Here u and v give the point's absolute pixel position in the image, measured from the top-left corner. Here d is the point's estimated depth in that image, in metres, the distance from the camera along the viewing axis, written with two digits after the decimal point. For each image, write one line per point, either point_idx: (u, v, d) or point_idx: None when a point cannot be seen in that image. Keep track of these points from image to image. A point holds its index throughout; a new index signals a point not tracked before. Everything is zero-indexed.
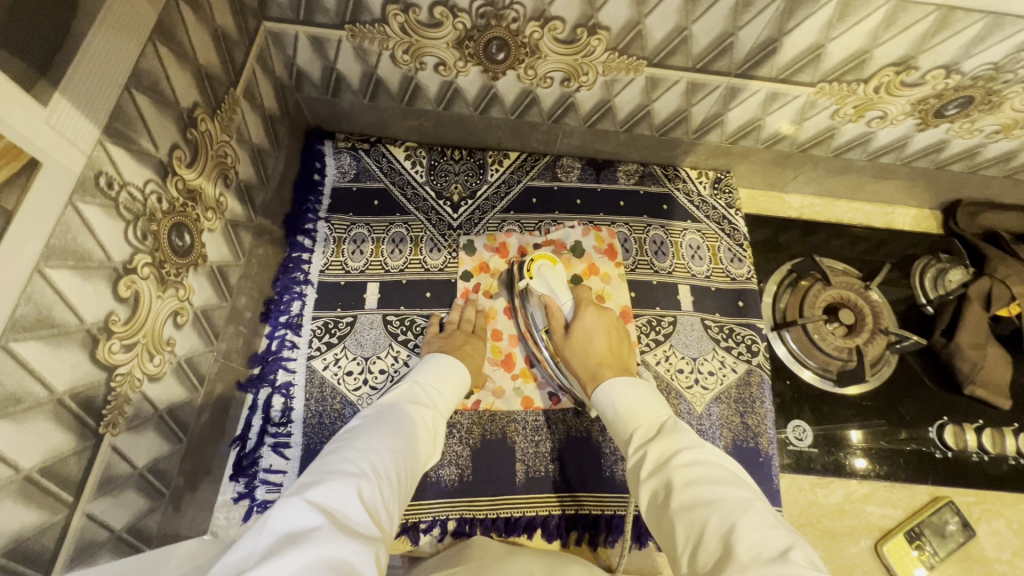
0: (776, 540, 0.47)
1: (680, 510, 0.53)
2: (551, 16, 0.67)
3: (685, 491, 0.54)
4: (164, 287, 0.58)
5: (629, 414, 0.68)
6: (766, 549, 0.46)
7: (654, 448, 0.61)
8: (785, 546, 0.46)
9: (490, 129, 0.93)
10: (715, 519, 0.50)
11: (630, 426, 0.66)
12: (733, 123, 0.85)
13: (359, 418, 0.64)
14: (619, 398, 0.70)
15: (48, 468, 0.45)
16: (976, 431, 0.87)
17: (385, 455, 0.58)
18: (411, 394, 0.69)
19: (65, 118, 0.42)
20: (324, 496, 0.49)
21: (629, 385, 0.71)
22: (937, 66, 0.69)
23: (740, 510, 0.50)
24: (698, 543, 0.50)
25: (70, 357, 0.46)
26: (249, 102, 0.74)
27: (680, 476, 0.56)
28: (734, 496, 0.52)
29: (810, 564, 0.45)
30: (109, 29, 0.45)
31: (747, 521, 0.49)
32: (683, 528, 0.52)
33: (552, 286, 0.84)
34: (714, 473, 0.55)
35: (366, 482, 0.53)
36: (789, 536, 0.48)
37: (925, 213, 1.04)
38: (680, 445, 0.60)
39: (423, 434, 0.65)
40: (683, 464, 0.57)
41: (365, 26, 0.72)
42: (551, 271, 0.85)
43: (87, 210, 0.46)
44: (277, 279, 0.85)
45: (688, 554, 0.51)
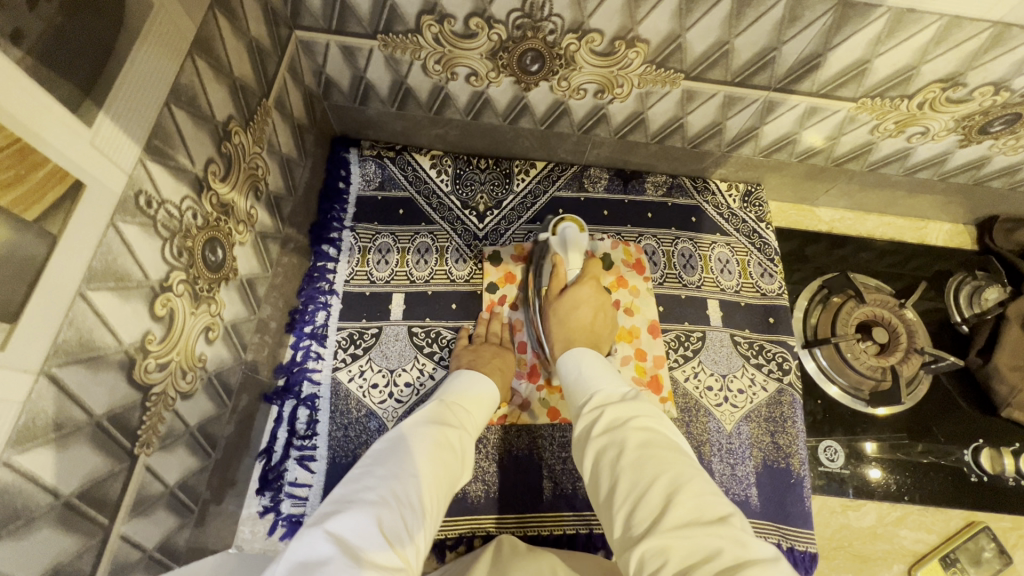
0: (717, 506, 0.48)
1: (627, 468, 0.52)
2: (589, 28, 0.66)
3: (634, 451, 0.54)
4: (197, 303, 0.57)
5: (591, 380, 0.66)
6: (706, 513, 0.47)
7: (611, 411, 0.60)
8: (726, 512, 0.47)
9: (518, 139, 0.91)
10: (662, 481, 0.50)
11: (590, 390, 0.65)
12: (768, 137, 0.83)
13: (383, 439, 0.63)
14: (586, 366, 0.68)
15: (86, 492, 0.44)
16: (1013, 455, 0.84)
17: (408, 480, 0.56)
18: (438, 413, 0.67)
19: (108, 138, 0.41)
20: (345, 527, 0.49)
21: (595, 358, 0.70)
22: (986, 83, 0.67)
23: (687, 474, 0.50)
24: (638, 500, 0.50)
25: (108, 379, 0.45)
26: (280, 112, 0.73)
27: (633, 437, 0.55)
28: (682, 461, 0.52)
29: (745, 529, 0.46)
30: (151, 46, 0.44)
31: (693, 485, 0.49)
32: (625, 485, 0.52)
33: (566, 248, 0.84)
34: (668, 440, 0.55)
35: (386, 509, 0.52)
36: (729, 504, 0.49)
37: (959, 228, 1.01)
38: (638, 410, 0.59)
39: (450, 456, 0.63)
40: (637, 427, 0.56)
41: (398, 36, 0.70)
42: (574, 235, 0.84)
43: (127, 231, 0.45)
44: (302, 289, 0.84)
45: (626, 510, 0.50)
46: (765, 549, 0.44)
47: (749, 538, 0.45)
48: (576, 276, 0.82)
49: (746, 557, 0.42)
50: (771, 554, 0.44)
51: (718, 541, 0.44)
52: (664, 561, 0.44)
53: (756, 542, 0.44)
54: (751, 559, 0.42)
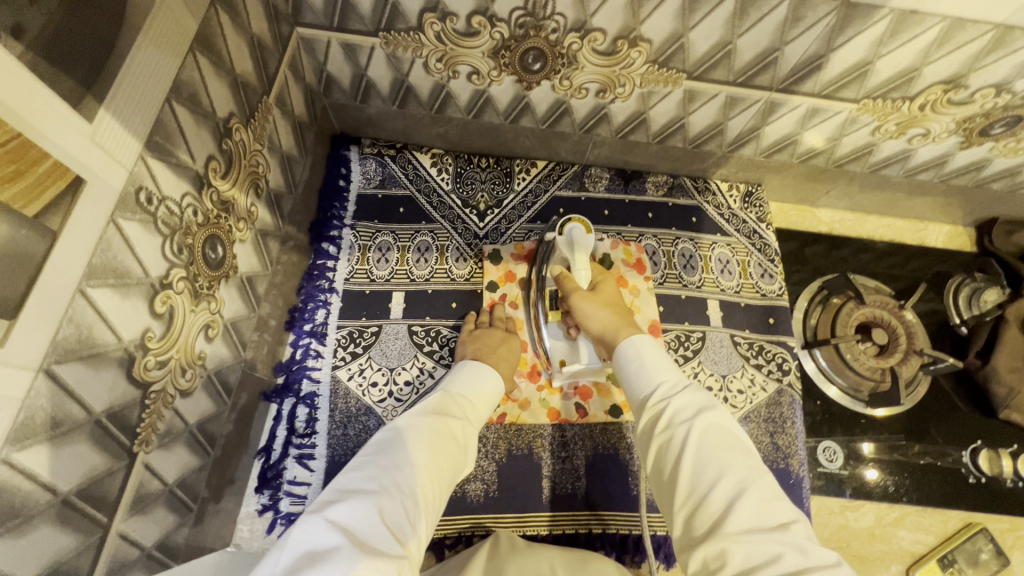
0: (779, 513, 0.49)
1: (691, 468, 0.53)
2: (592, 27, 0.66)
3: (698, 451, 0.54)
4: (197, 301, 0.57)
5: (648, 370, 0.65)
6: (769, 519, 0.48)
7: (673, 405, 0.59)
8: (788, 518, 0.48)
9: (519, 138, 0.91)
10: (725, 484, 0.51)
11: (648, 381, 0.64)
12: (769, 137, 0.83)
13: (386, 429, 0.63)
14: (644, 355, 0.67)
15: (85, 490, 0.44)
16: (1012, 457, 0.85)
17: (409, 469, 0.56)
18: (439, 404, 0.68)
19: (109, 133, 0.41)
20: (347, 515, 0.49)
21: (649, 344, 0.68)
22: (988, 85, 0.67)
23: (750, 477, 0.51)
24: (699, 503, 0.51)
25: (107, 377, 0.45)
26: (281, 109, 0.73)
27: (696, 436, 0.55)
28: (746, 462, 0.53)
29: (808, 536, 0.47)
30: (152, 41, 0.44)
31: (755, 489, 0.50)
32: (687, 485, 0.53)
33: (574, 247, 0.78)
34: (729, 439, 0.55)
35: (387, 499, 0.52)
36: (791, 509, 0.50)
37: (958, 230, 1.02)
38: (702, 405, 0.59)
39: (452, 446, 0.63)
40: (700, 425, 0.56)
41: (400, 34, 0.70)
42: (580, 237, 0.78)
43: (127, 227, 0.45)
44: (302, 287, 0.84)
45: (685, 512, 0.52)
46: (827, 554, 0.45)
47: (812, 545, 0.46)
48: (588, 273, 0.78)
49: (809, 564, 0.44)
50: (834, 559, 0.45)
51: (780, 547, 0.45)
52: (725, 564, 0.46)
53: (818, 548, 0.46)
54: (814, 566, 0.44)
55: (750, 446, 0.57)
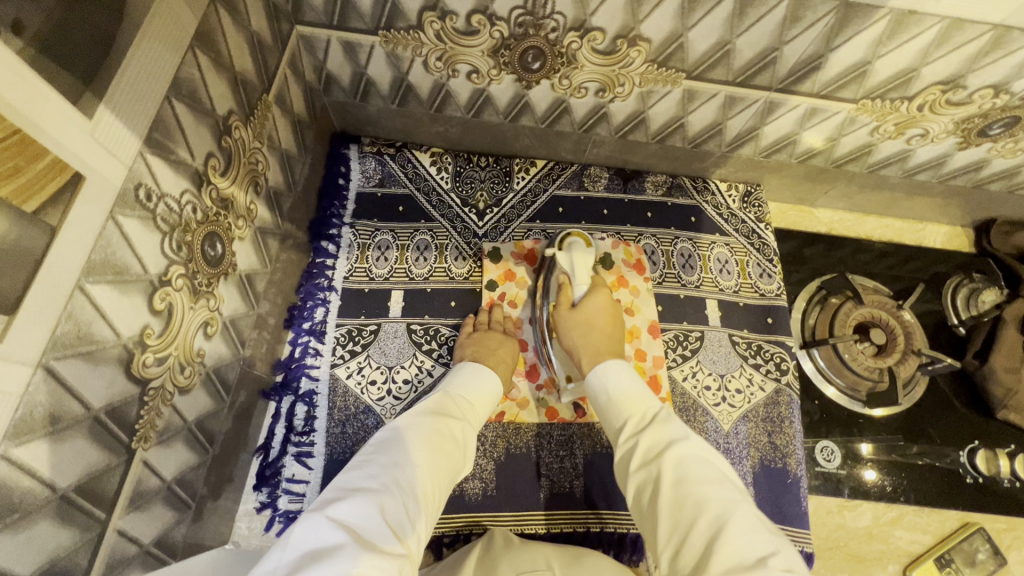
0: (760, 545, 0.48)
1: (668, 505, 0.54)
2: (591, 27, 0.66)
3: (673, 487, 0.55)
4: (196, 298, 0.57)
5: (623, 406, 0.67)
6: (749, 552, 0.47)
7: (646, 440, 0.61)
8: (768, 550, 0.47)
9: (518, 137, 0.91)
10: (703, 517, 0.51)
11: (624, 414, 0.66)
12: (768, 137, 0.84)
13: (385, 430, 0.63)
14: (615, 386, 0.69)
15: (83, 486, 0.44)
16: (1010, 457, 0.86)
17: (410, 469, 0.57)
18: (439, 404, 0.68)
19: (108, 130, 0.41)
20: (348, 514, 0.49)
21: (623, 371, 0.71)
22: (986, 86, 0.67)
23: (726, 508, 0.51)
24: (681, 540, 0.51)
25: (107, 373, 0.45)
26: (280, 107, 0.73)
27: (671, 470, 0.56)
28: (722, 492, 0.53)
29: (791, 567, 0.45)
30: (151, 38, 0.44)
31: (733, 520, 0.50)
32: (668, 523, 0.53)
33: (574, 264, 0.81)
34: (704, 470, 0.55)
35: (388, 497, 0.52)
36: (772, 540, 0.48)
37: (956, 230, 1.02)
38: (674, 438, 0.60)
39: (451, 447, 0.63)
40: (673, 459, 0.57)
41: (400, 32, 0.70)
42: (580, 251, 0.82)
43: (127, 224, 0.45)
44: (301, 285, 0.84)
45: (670, 550, 0.52)
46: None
47: None
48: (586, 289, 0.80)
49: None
50: None
51: None
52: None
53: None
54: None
55: (732, 477, 0.56)
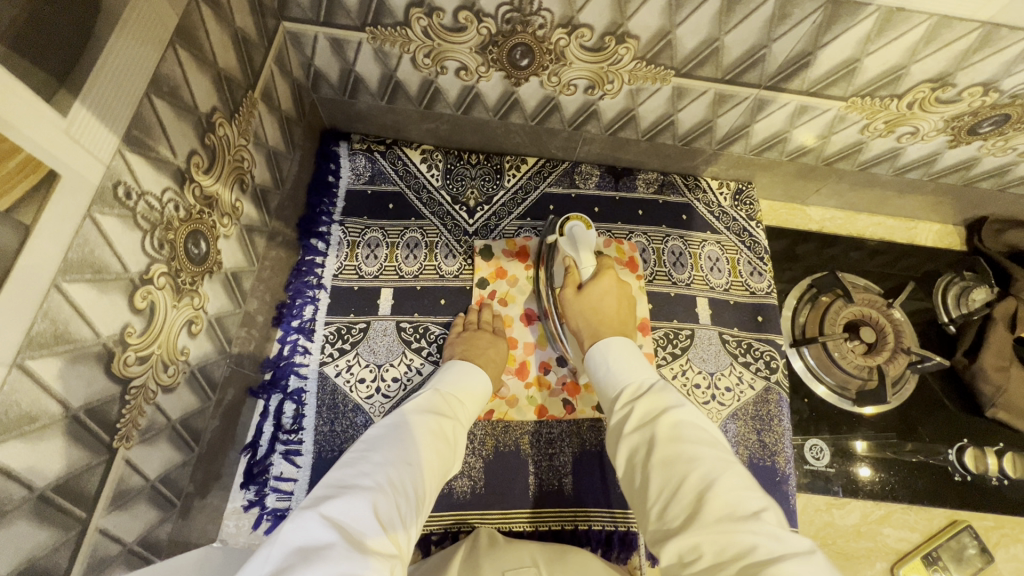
0: (750, 501, 0.48)
1: (659, 464, 0.53)
2: (579, 23, 0.66)
3: (666, 446, 0.54)
4: (179, 296, 0.56)
5: (618, 374, 0.66)
6: (739, 508, 0.47)
7: (643, 405, 0.60)
8: (758, 507, 0.47)
9: (509, 134, 0.91)
10: (694, 476, 0.50)
11: (619, 384, 0.65)
12: (758, 135, 0.83)
13: (376, 427, 0.63)
14: (612, 358, 0.69)
15: (62, 485, 0.44)
16: (998, 455, 0.85)
17: (401, 468, 0.56)
18: (432, 403, 0.68)
19: (84, 128, 0.41)
20: (341, 512, 0.49)
21: (624, 347, 0.70)
22: (975, 83, 0.67)
23: (719, 468, 0.51)
24: (671, 497, 0.51)
25: (86, 372, 0.45)
26: (267, 104, 0.72)
27: (665, 432, 0.56)
28: (714, 455, 0.52)
29: (779, 524, 0.46)
30: (129, 34, 0.44)
31: (724, 480, 0.49)
32: (659, 481, 0.53)
33: (577, 246, 0.79)
34: (700, 433, 0.55)
35: (381, 496, 0.52)
36: (762, 498, 0.48)
37: (948, 229, 1.02)
38: (669, 403, 0.59)
39: (441, 445, 0.63)
40: (667, 422, 0.56)
41: (387, 29, 0.70)
42: (583, 235, 0.79)
43: (105, 222, 0.44)
44: (290, 283, 0.84)
45: (659, 505, 0.52)
46: (799, 541, 0.44)
47: (783, 534, 0.44)
48: (591, 272, 0.79)
49: (780, 550, 0.43)
50: (806, 546, 0.44)
51: (752, 538, 0.44)
52: (697, 557, 0.46)
53: (789, 535, 0.44)
54: (785, 552, 0.42)
55: (723, 441, 0.56)
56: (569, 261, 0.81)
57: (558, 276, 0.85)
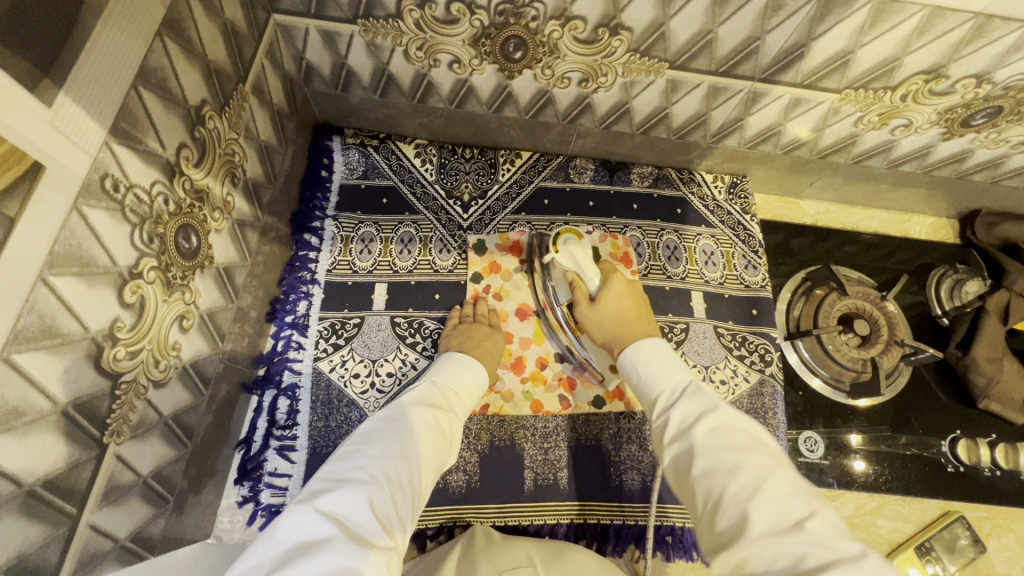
0: (796, 508, 0.47)
1: (699, 475, 0.53)
2: (572, 15, 0.65)
3: (705, 454, 0.54)
4: (170, 291, 0.56)
5: (654, 381, 0.67)
6: (784, 517, 0.46)
7: (678, 415, 0.60)
8: (804, 515, 0.46)
9: (503, 128, 0.90)
10: (733, 485, 0.50)
11: (656, 392, 0.66)
12: (752, 128, 0.83)
13: (371, 421, 0.63)
14: (644, 362, 0.69)
15: (51, 481, 0.44)
16: (990, 446, 0.86)
17: (397, 460, 0.56)
18: (427, 395, 0.68)
19: (70, 119, 0.40)
20: (336, 506, 0.49)
21: (653, 350, 0.70)
22: (968, 75, 0.67)
23: (760, 475, 0.50)
24: (715, 508, 0.51)
25: (74, 366, 0.44)
26: (258, 97, 0.72)
27: (703, 441, 0.56)
28: (755, 460, 0.52)
29: (827, 529, 0.45)
30: (114, 25, 0.43)
31: (767, 487, 0.49)
32: (701, 493, 0.53)
33: (580, 262, 0.81)
34: (736, 439, 0.54)
35: (377, 489, 0.52)
36: (808, 503, 0.47)
37: (941, 222, 1.02)
38: (704, 408, 0.59)
39: (437, 436, 0.63)
40: (702, 430, 0.57)
41: (379, 21, 0.69)
42: (578, 245, 0.82)
43: (92, 215, 0.44)
44: (283, 278, 0.83)
45: (706, 517, 0.51)
46: (850, 546, 0.42)
47: (831, 540, 0.43)
48: (599, 282, 0.80)
49: (830, 559, 0.41)
50: (858, 548, 0.42)
51: (798, 547, 0.43)
52: (750, 572, 0.44)
53: (838, 540, 0.43)
54: (837, 560, 0.41)
55: (765, 441, 0.56)
56: (572, 275, 0.81)
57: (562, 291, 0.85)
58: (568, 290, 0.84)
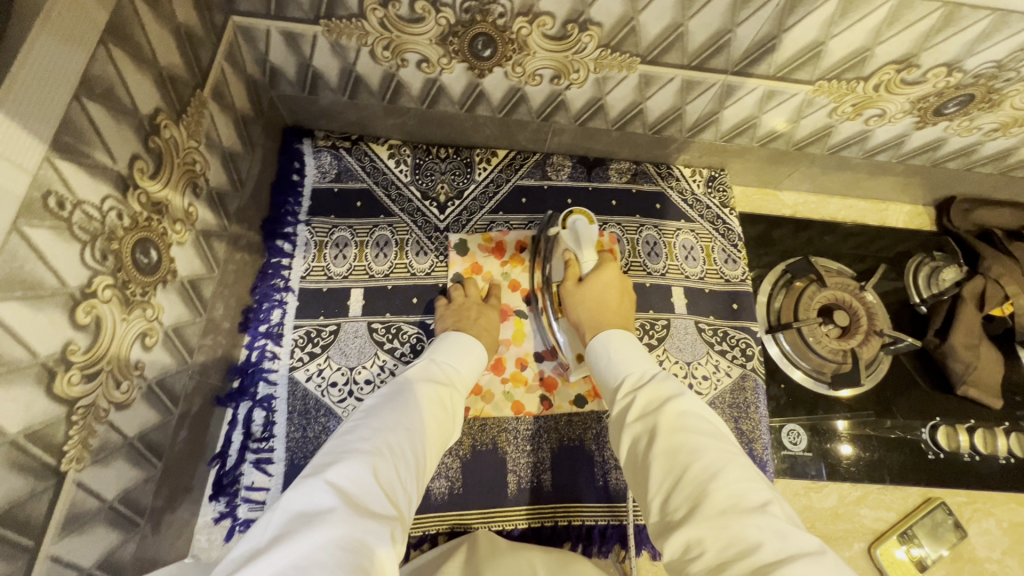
0: (755, 493, 0.47)
1: (660, 454, 0.53)
2: (539, 11, 0.64)
3: (668, 437, 0.53)
4: (129, 309, 0.54)
5: (620, 367, 0.66)
6: (743, 501, 0.46)
7: (643, 396, 0.59)
8: (763, 500, 0.46)
9: (477, 127, 0.88)
10: (696, 466, 0.50)
11: (621, 375, 0.65)
12: (728, 121, 0.82)
13: (376, 395, 0.62)
14: (615, 350, 0.68)
15: (4, 515, 0.42)
16: (969, 432, 0.87)
17: (401, 433, 0.55)
18: (426, 371, 0.67)
19: (4, 136, 0.38)
20: (342, 477, 0.48)
21: (622, 339, 0.70)
22: (939, 64, 0.67)
23: (723, 459, 0.50)
24: (673, 488, 0.50)
25: (23, 394, 0.42)
26: (218, 103, 0.69)
27: (668, 421, 0.55)
28: (719, 446, 0.51)
29: (785, 517, 0.45)
30: (50, 35, 0.41)
31: (730, 471, 0.49)
32: (660, 471, 0.52)
33: (580, 241, 0.79)
34: (702, 424, 0.54)
35: (381, 460, 0.51)
36: (767, 490, 0.48)
37: (918, 210, 1.03)
38: (670, 393, 0.59)
39: (438, 411, 0.63)
40: (670, 411, 0.56)
41: (342, 21, 0.67)
42: (585, 229, 0.78)
43: (35, 235, 0.42)
44: (255, 287, 0.81)
45: (660, 497, 0.51)
46: (807, 541, 0.43)
47: (789, 528, 0.43)
48: (592, 266, 0.79)
49: (786, 550, 0.41)
50: (816, 544, 0.42)
51: (757, 531, 0.43)
52: (701, 552, 0.44)
53: (796, 531, 0.43)
54: (792, 552, 0.41)
55: (726, 432, 0.56)
56: (569, 254, 0.80)
57: (557, 269, 0.84)
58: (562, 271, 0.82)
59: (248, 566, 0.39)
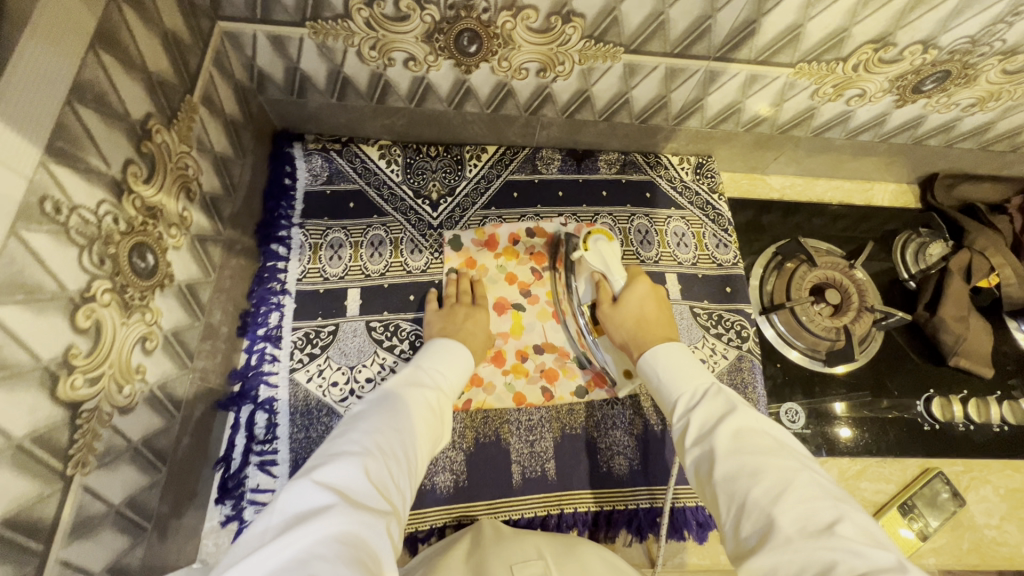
0: (824, 510, 0.45)
1: (723, 478, 0.51)
2: (523, 5, 0.65)
3: (729, 458, 0.53)
4: (128, 313, 0.54)
5: (675, 386, 0.66)
6: (812, 521, 0.45)
7: (698, 417, 0.59)
8: (833, 518, 0.45)
9: (466, 124, 0.89)
10: (759, 488, 0.48)
11: (677, 393, 0.64)
12: (713, 107, 0.84)
13: (362, 403, 0.62)
14: (668, 368, 0.68)
15: (12, 519, 0.42)
16: (962, 402, 0.88)
17: (390, 434, 0.56)
18: (411, 378, 0.67)
19: None
20: (333, 476, 0.49)
21: (673, 352, 0.70)
22: (914, 42, 0.69)
23: (786, 476, 0.49)
24: (741, 511, 0.49)
25: (26, 399, 0.42)
26: (208, 108, 0.69)
27: (726, 442, 0.54)
28: (778, 463, 0.50)
29: (859, 533, 0.43)
30: (41, 41, 0.42)
31: (794, 489, 0.47)
32: (725, 497, 0.51)
33: (607, 264, 0.82)
34: (761, 440, 0.53)
35: (372, 460, 0.52)
36: (836, 505, 0.46)
37: (902, 188, 1.05)
38: (723, 410, 0.58)
39: (427, 414, 0.63)
40: (727, 432, 0.55)
41: (328, 22, 0.68)
42: (607, 246, 0.83)
43: (34, 239, 0.42)
44: (252, 291, 0.81)
45: (732, 522, 0.49)
46: (885, 558, 0.41)
47: (865, 546, 0.42)
48: (622, 284, 0.81)
49: (865, 568, 0.40)
50: (892, 560, 0.41)
51: (829, 552, 0.41)
52: None
53: (871, 548, 0.41)
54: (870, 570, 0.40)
55: (789, 443, 0.54)
56: (598, 276, 0.84)
57: (585, 290, 0.86)
58: (592, 292, 0.85)
59: (245, 558, 0.40)
